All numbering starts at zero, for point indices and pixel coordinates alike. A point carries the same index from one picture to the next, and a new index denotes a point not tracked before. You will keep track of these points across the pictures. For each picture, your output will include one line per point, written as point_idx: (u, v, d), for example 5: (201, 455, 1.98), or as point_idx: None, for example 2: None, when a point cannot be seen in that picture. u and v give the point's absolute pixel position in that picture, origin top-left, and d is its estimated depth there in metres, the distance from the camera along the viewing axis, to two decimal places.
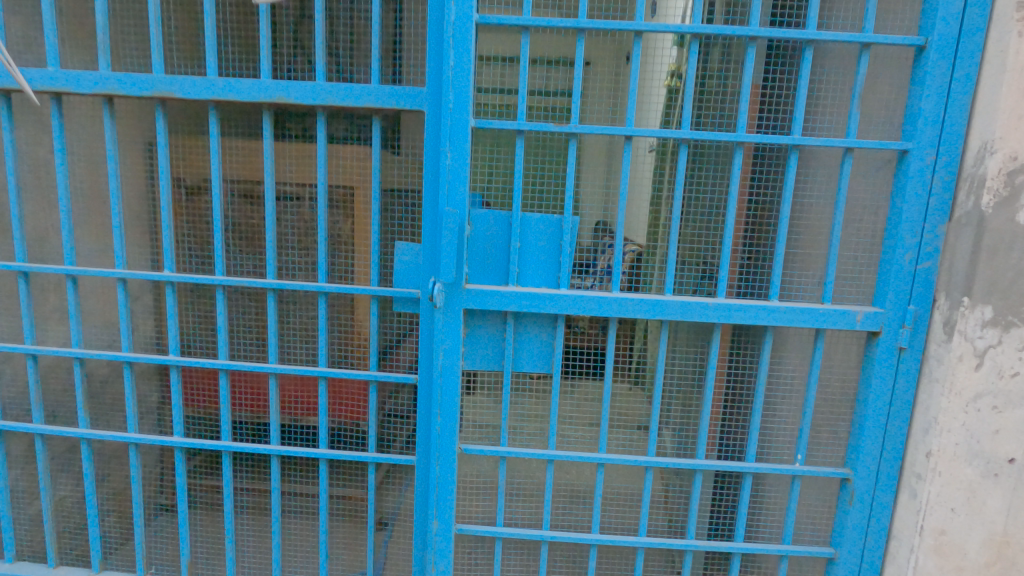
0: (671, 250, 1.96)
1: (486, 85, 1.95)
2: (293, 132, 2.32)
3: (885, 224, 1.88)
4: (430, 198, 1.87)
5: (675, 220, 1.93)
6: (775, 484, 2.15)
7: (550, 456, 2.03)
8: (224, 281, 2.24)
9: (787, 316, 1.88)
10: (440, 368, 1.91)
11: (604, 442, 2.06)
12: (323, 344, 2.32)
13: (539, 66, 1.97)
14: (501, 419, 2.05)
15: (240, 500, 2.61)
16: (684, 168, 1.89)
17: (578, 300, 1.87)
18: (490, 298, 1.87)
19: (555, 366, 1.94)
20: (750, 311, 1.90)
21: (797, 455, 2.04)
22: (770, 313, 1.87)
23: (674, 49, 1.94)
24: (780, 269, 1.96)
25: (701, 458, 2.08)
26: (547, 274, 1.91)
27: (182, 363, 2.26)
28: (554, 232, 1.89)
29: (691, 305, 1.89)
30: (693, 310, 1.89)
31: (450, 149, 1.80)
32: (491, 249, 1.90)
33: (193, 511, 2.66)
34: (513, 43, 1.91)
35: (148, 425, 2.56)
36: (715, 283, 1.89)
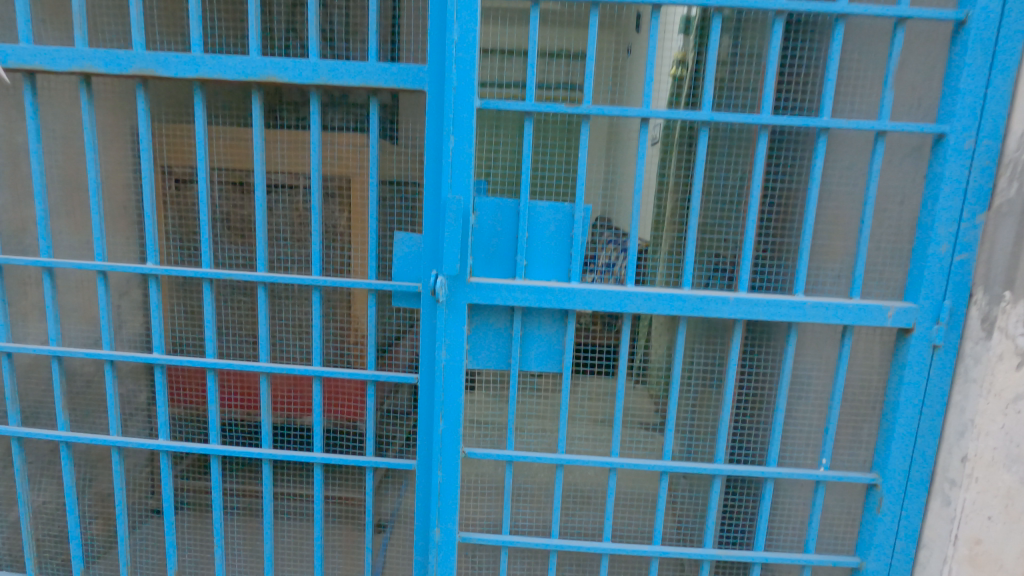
0: (692, 240, 1.80)
1: (488, 79, 1.75)
2: (286, 120, 2.19)
3: (919, 213, 1.76)
4: (431, 184, 1.74)
5: (696, 207, 1.78)
6: (796, 490, 2.04)
7: (560, 460, 1.90)
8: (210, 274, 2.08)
9: (814, 312, 1.75)
10: (443, 366, 1.78)
11: (616, 445, 1.92)
12: (318, 342, 2.18)
13: (548, 57, 1.78)
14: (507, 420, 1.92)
15: (228, 504, 2.51)
16: (706, 151, 1.75)
17: (590, 295, 1.75)
18: (495, 292, 1.74)
19: (565, 365, 1.82)
20: (775, 306, 1.77)
21: (822, 459, 1.92)
22: (796, 309, 1.75)
23: (681, 36, 1.78)
24: (806, 262, 1.83)
25: (720, 462, 1.95)
26: (556, 266, 1.78)
27: (167, 362, 2.11)
28: (564, 221, 1.76)
29: (713, 300, 1.76)
30: (713, 306, 1.76)
31: (453, 132, 1.67)
32: (497, 240, 1.77)
33: (181, 516, 2.53)
34: (519, 36, 1.75)
35: (135, 427, 2.44)
36: (737, 276, 1.76)
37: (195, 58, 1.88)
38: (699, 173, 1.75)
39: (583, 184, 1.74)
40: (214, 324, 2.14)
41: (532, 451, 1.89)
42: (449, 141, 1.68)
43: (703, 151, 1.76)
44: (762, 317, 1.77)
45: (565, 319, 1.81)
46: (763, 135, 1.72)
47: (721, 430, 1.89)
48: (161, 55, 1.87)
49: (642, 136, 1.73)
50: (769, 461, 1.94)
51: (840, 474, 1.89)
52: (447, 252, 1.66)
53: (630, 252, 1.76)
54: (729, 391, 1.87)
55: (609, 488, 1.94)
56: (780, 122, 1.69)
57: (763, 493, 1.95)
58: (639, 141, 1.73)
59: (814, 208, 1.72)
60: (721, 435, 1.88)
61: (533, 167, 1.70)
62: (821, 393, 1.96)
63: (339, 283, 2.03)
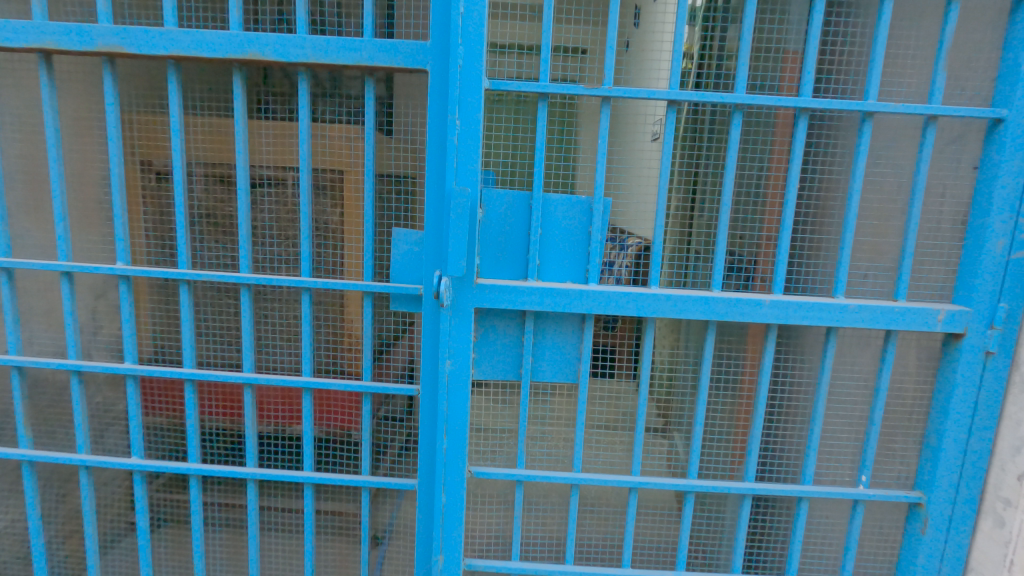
0: (722, 236, 1.62)
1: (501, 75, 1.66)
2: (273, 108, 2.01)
3: (967, 215, 1.61)
4: (434, 175, 1.56)
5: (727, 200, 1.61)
6: (829, 508, 1.88)
7: (575, 479, 1.72)
8: (185, 275, 1.88)
9: (855, 315, 1.59)
10: (447, 377, 1.61)
11: (637, 462, 1.74)
12: (307, 349, 1.99)
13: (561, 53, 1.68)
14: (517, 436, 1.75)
15: (212, 518, 2.34)
16: (739, 138, 1.54)
17: (610, 297, 1.57)
18: (505, 295, 1.57)
19: (581, 375, 1.64)
20: (814, 310, 1.59)
21: (861, 476, 1.74)
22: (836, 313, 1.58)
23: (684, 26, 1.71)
24: (848, 259, 1.62)
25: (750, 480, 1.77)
26: (571, 265, 1.61)
27: (139, 373, 1.92)
28: (581, 215, 1.58)
29: (745, 303, 1.59)
30: (745, 309, 1.59)
31: (459, 116, 1.49)
32: (507, 237, 1.59)
33: (159, 537, 2.33)
34: (534, 30, 1.60)
35: (113, 438, 2.24)
36: (773, 279, 1.58)
37: (165, 33, 1.69)
38: (732, 163, 1.54)
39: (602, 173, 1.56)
40: (190, 331, 1.94)
41: (545, 470, 1.71)
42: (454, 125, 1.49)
43: (736, 139, 1.54)
44: (798, 322, 1.60)
45: (583, 323, 1.64)
46: (802, 122, 1.53)
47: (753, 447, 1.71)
48: (127, 29, 1.68)
49: (670, 121, 1.55)
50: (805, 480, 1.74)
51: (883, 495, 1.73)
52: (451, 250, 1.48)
53: (654, 249, 1.59)
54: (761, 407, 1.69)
55: (628, 510, 1.76)
56: (826, 105, 1.48)
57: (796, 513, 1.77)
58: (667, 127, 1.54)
59: (857, 200, 1.55)
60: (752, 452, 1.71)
61: (546, 155, 1.51)
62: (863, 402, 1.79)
63: (331, 285, 1.85)
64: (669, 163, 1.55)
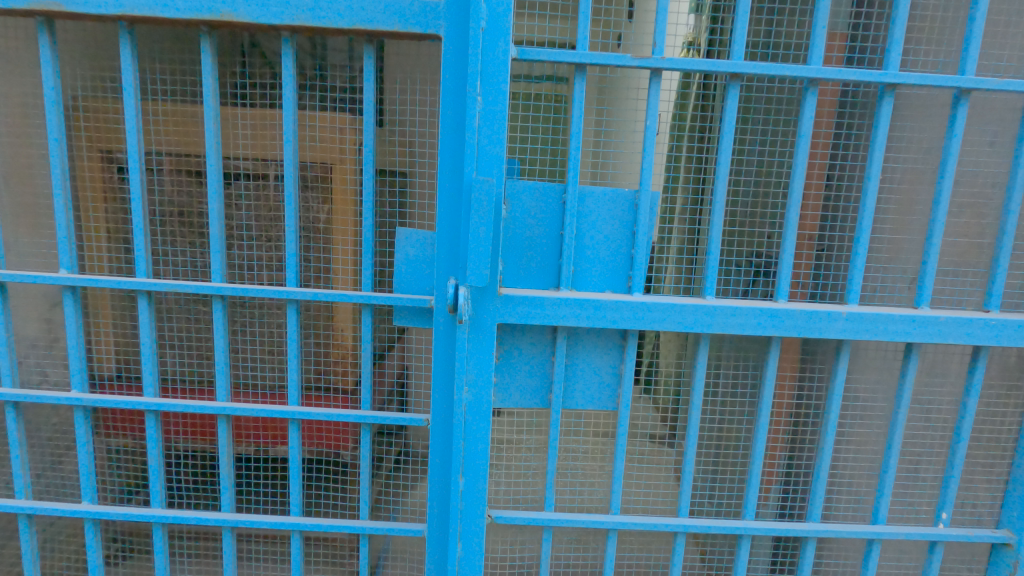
0: (791, 236, 1.33)
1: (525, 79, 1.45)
2: (250, 88, 1.72)
3: None
4: (448, 164, 1.29)
5: (798, 194, 1.33)
6: (903, 551, 1.63)
7: (613, 524, 1.46)
8: (138, 284, 1.56)
9: (945, 330, 1.34)
10: (464, 407, 1.34)
11: (685, 502, 1.48)
12: (293, 369, 1.70)
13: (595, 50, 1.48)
14: (545, 475, 1.46)
15: (177, 553, 2.02)
16: (813, 120, 1.30)
17: (660, 311, 1.32)
18: (534, 308, 1.31)
19: (623, 402, 1.38)
20: (898, 324, 1.34)
21: (938, 513, 1.50)
22: (924, 327, 1.33)
23: (691, 16, 1.47)
24: (934, 262, 1.35)
25: (817, 521, 1.50)
26: (613, 272, 1.35)
27: (89, 402, 1.61)
28: (624, 213, 1.32)
29: (819, 316, 1.33)
30: (821, 325, 1.33)
31: (481, 91, 1.21)
32: (536, 238, 1.33)
33: None
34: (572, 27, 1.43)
35: (74, 463, 1.92)
36: (850, 287, 1.34)
37: None
38: (806, 151, 1.29)
39: (651, 162, 1.30)
40: (153, 352, 1.64)
41: (579, 514, 1.45)
42: (474, 102, 1.22)
43: (810, 122, 1.29)
44: (879, 338, 1.34)
45: (625, 341, 1.38)
46: (889, 102, 1.28)
47: (819, 483, 1.47)
48: None
49: (732, 99, 1.29)
50: (877, 520, 1.49)
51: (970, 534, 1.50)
52: (472, 255, 1.22)
53: (711, 254, 1.33)
54: (829, 436, 1.45)
55: (674, 558, 1.49)
56: (923, 81, 1.23)
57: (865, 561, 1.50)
58: (728, 107, 1.29)
59: (951, 194, 1.30)
60: (818, 489, 1.47)
61: (584, 140, 1.25)
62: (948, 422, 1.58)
63: (323, 296, 1.57)
64: (729, 151, 1.29)
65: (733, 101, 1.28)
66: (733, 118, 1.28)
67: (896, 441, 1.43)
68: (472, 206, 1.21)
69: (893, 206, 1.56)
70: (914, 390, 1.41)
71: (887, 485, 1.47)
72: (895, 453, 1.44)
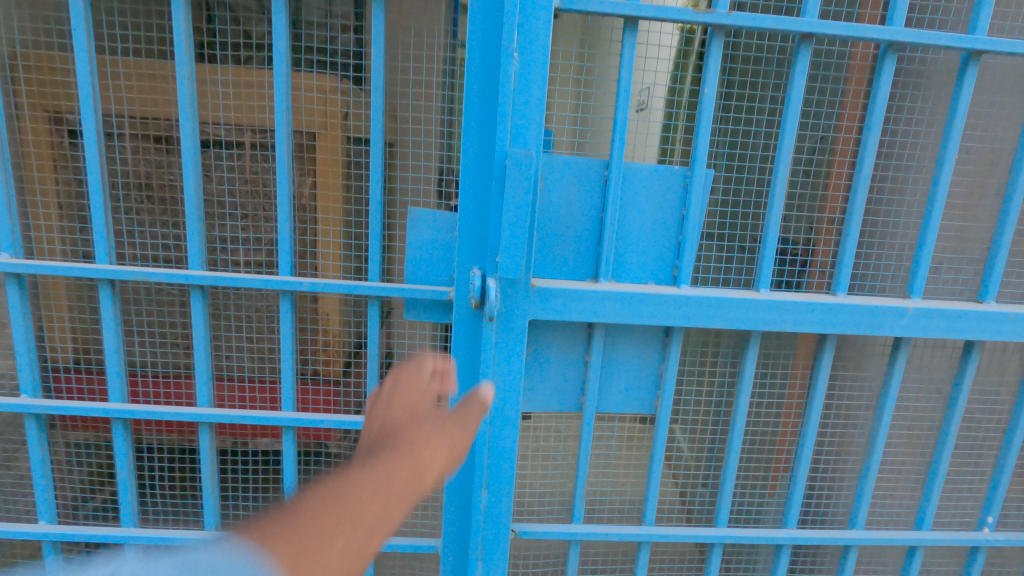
0: (854, 225, 1.20)
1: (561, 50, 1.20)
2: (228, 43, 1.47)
3: None
4: (475, 133, 1.09)
5: (866, 176, 1.18)
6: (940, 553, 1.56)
7: (647, 537, 1.34)
8: (96, 272, 1.32)
9: (1014, 329, 1.24)
10: (488, 413, 1.18)
11: (724, 512, 1.37)
12: (283, 366, 1.49)
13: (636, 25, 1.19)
14: (575, 485, 1.32)
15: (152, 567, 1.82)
16: (889, 91, 1.14)
17: (710, 307, 1.17)
18: (569, 303, 1.15)
19: (663, 404, 1.25)
20: (964, 322, 1.22)
21: (983, 517, 1.44)
22: (994, 325, 1.23)
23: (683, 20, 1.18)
24: (1005, 256, 1.25)
25: (861, 530, 1.40)
26: (657, 262, 1.20)
27: (41, 409, 1.38)
28: (671, 196, 1.16)
29: (882, 312, 1.20)
30: (885, 322, 1.21)
31: (517, 45, 1.01)
32: (572, 222, 1.15)
33: None
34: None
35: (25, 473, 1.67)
36: (914, 282, 1.22)
37: None
38: (877, 126, 1.15)
39: (706, 136, 1.13)
40: (119, 348, 1.42)
41: (612, 526, 1.33)
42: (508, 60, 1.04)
43: (884, 95, 1.14)
44: (945, 336, 1.23)
45: (667, 339, 1.24)
46: (973, 72, 1.13)
47: (864, 490, 1.38)
48: None
49: (799, 66, 1.13)
50: (921, 525, 1.42)
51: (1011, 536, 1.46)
52: (501, 243, 1.05)
53: (768, 243, 1.19)
54: (878, 442, 1.36)
55: (710, 567, 1.40)
56: (1018, 51, 1.10)
57: (908, 564, 1.43)
58: (794, 76, 1.14)
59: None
60: (863, 497, 1.38)
61: (630, 110, 1.09)
62: (1002, 418, 1.52)
63: (321, 286, 1.37)
64: (793, 129, 1.15)
65: (803, 68, 1.13)
66: (798, 90, 1.14)
67: (948, 446, 1.35)
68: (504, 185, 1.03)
69: (962, 192, 1.44)
70: (973, 389, 1.34)
71: (932, 488, 1.41)
72: (944, 456, 1.37)
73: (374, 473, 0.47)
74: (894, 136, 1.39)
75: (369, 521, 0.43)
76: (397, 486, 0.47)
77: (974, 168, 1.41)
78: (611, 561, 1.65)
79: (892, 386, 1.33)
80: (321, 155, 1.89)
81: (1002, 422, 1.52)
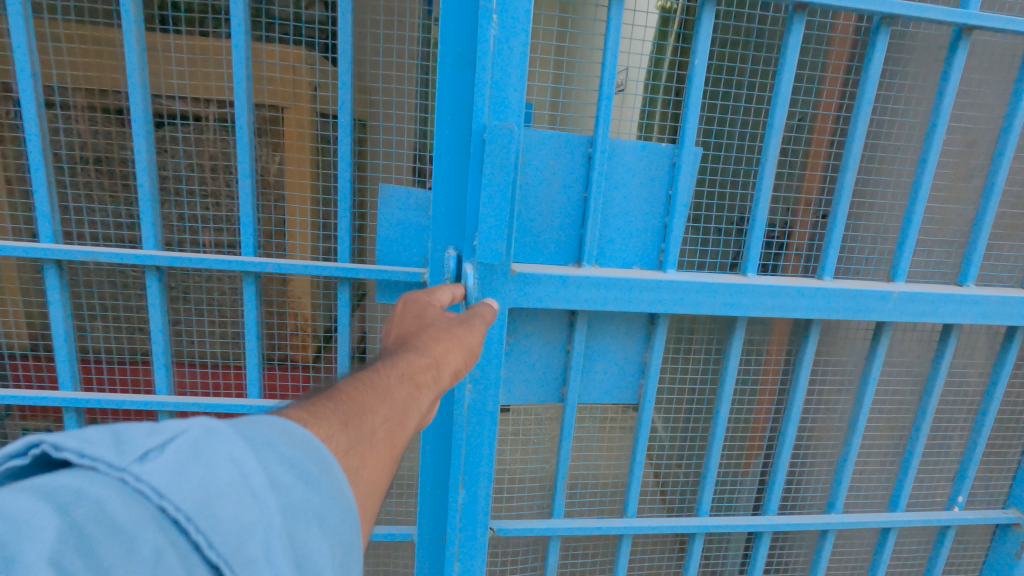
0: (841, 207, 1.18)
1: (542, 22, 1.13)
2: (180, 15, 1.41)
3: None
4: (450, 108, 1.03)
5: (855, 156, 1.16)
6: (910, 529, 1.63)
7: (630, 529, 1.32)
8: (46, 254, 1.24)
9: (994, 313, 1.25)
10: (466, 407, 1.14)
11: (706, 501, 1.37)
12: (251, 350, 1.43)
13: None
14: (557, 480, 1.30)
15: None
16: (880, 65, 1.11)
17: (697, 292, 1.14)
18: (552, 291, 1.11)
19: (647, 394, 1.23)
20: (947, 308, 1.23)
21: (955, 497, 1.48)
22: (976, 309, 1.23)
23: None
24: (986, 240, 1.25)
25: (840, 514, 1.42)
26: (642, 246, 1.16)
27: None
28: (657, 174, 1.12)
29: (868, 297, 1.19)
30: (871, 306, 1.20)
31: (496, 12, 0.95)
32: (555, 202, 1.11)
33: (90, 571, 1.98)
34: None
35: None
36: (897, 267, 1.21)
37: None
38: (867, 102, 1.13)
39: (695, 113, 1.08)
40: (69, 336, 1.34)
41: (595, 518, 1.32)
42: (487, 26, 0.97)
43: (876, 69, 1.11)
44: (927, 319, 1.23)
45: (651, 327, 1.22)
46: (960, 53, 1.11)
47: (842, 475, 1.39)
48: None
49: (793, 39, 1.09)
50: (895, 507, 1.44)
51: (978, 515, 1.51)
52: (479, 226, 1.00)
53: (756, 227, 1.16)
54: (857, 429, 1.35)
55: (691, 557, 1.40)
56: (1007, 28, 1.08)
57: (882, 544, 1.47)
58: (788, 49, 1.10)
59: (1009, 162, 1.19)
60: (840, 480, 1.38)
61: (614, 86, 1.03)
62: (975, 399, 1.55)
63: (286, 268, 1.30)
64: (784, 107, 1.12)
65: (795, 40, 1.09)
66: (790, 64, 1.10)
67: (923, 431, 1.36)
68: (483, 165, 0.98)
69: (947, 173, 1.43)
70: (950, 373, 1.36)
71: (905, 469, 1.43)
72: (919, 440, 1.38)
73: (399, 365, 0.59)
74: (880, 117, 1.38)
75: (402, 398, 0.54)
76: (417, 380, 0.59)
77: (959, 150, 1.41)
78: (594, 551, 1.65)
79: (870, 370, 1.33)
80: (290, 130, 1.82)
81: (974, 404, 1.55)
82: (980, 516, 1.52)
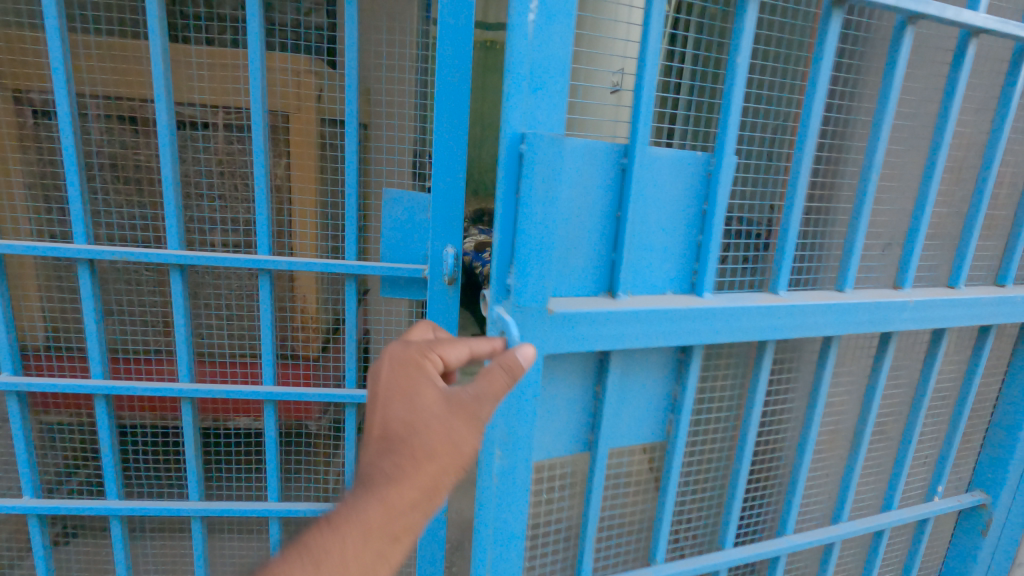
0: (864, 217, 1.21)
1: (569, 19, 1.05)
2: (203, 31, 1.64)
3: None
4: (445, 114, 1.16)
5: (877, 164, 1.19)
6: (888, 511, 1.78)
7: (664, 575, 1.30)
8: (86, 252, 1.35)
9: (980, 311, 1.38)
10: (499, 472, 1.06)
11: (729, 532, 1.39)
12: (270, 345, 1.52)
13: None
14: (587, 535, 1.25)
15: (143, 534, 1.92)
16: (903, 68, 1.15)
17: (737, 315, 1.11)
18: (593, 330, 1.03)
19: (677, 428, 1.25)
20: (943, 310, 1.32)
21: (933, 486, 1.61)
22: (970, 312, 1.35)
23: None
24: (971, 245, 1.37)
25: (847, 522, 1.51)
26: (672, 271, 1.14)
27: (29, 385, 1.43)
28: (692, 191, 1.10)
29: (886, 308, 1.24)
30: (889, 314, 1.25)
31: (535, 12, 0.85)
32: (589, 225, 1.04)
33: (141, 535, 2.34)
34: None
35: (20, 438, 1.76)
36: (904, 274, 1.30)
37: None
38: (890, 107, 1.17)
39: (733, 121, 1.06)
40: (101, 327, 1.46)
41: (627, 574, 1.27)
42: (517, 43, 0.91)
43: (901, 71, 1.15)
44: (931, 322, 1.32)
45: (682, 356, 1.21)
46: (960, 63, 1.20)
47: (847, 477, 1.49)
48: None
49: (831, 35, 1.09)
50: (889, 507, 1.56)
51: (954, 502, 1.65)
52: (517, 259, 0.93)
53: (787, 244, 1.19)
54: (860, 435, 1.45)
55: None
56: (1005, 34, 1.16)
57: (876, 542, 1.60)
58: (826, 46, 1.09)
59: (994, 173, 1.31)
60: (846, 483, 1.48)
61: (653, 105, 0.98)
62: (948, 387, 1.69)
63: (301, 266, 1.40)
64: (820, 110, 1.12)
65: (832, 41, 1.08)
66: (822, 75, 1.10)
67: (913, 429, 1.48)
68: (522, 194, 0.91)
69: None
70: (937, 372, 1.48)
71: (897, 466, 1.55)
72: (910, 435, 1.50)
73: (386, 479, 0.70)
74: None
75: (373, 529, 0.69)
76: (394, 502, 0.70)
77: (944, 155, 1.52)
78: None
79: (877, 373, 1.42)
80: (298, 136, 1.95)
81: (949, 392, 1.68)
82: (954, 501, 1.67)
